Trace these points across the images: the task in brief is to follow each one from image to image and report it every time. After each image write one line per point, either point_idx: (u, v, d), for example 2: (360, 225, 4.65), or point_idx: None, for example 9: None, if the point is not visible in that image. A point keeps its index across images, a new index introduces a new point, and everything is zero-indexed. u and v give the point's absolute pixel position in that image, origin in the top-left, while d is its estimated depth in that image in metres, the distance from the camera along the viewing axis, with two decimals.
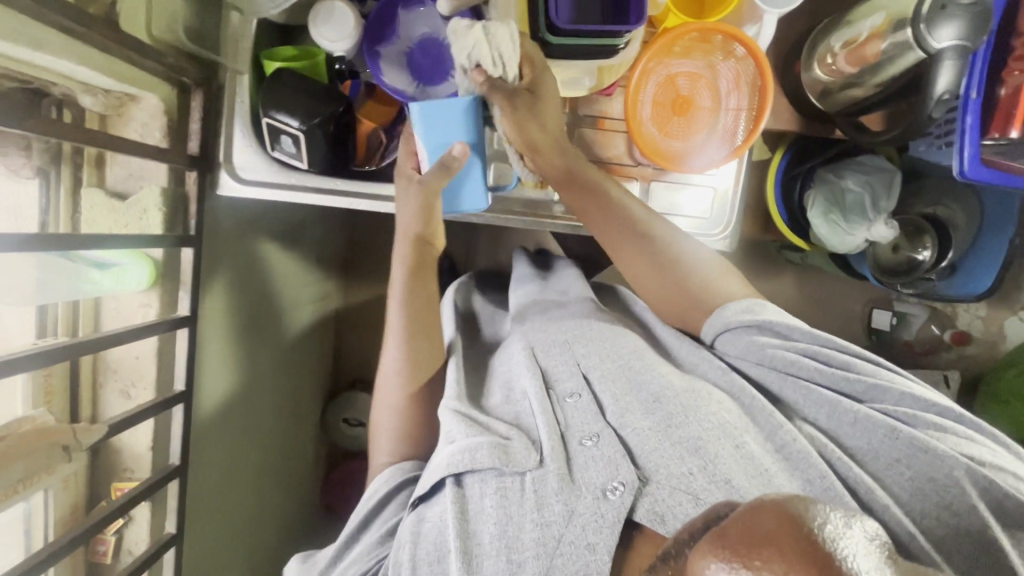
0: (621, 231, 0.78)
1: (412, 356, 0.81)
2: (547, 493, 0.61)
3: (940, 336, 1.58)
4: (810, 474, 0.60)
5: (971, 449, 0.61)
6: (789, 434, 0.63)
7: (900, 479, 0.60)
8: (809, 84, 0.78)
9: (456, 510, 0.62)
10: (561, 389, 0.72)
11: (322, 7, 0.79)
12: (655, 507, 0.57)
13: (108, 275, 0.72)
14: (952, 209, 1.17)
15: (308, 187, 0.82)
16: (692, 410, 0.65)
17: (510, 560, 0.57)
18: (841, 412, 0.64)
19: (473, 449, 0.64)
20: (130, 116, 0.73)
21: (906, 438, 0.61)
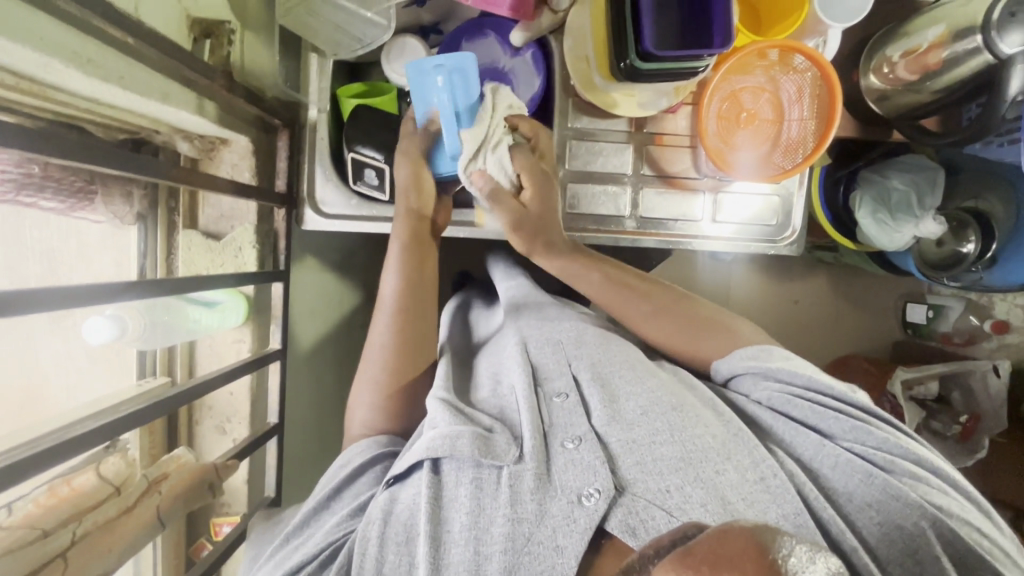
0: (627, 300, 0.78)
1: (401, 333, 0.77)
2: (523, 490, 0.58)
3: (978, 326, 1.57)
4: (785, 506, 0.57)
5: (941, 499, 0.59)
6: (771, 465, 0.61)
7: (870, 524, 0.58)
8: (866, 90, 0.82)
9: (431, 496, 0.60)
10: (551, 388, 0.70)
11: (394, 44, 0.82)
12: (628, 520, 0.55)
13: (215, 314, 0.73)
14: (992, 202, 1.19)
15: (387, 218, 0.84)
16: (677, 428, 0.63)
17: (477, 552, 0.55)
18: (824, 453, 0.63)
19: (455, 437, 0.61)
20: (220, 159, 0.76)
21: (881, 483, 0.59)
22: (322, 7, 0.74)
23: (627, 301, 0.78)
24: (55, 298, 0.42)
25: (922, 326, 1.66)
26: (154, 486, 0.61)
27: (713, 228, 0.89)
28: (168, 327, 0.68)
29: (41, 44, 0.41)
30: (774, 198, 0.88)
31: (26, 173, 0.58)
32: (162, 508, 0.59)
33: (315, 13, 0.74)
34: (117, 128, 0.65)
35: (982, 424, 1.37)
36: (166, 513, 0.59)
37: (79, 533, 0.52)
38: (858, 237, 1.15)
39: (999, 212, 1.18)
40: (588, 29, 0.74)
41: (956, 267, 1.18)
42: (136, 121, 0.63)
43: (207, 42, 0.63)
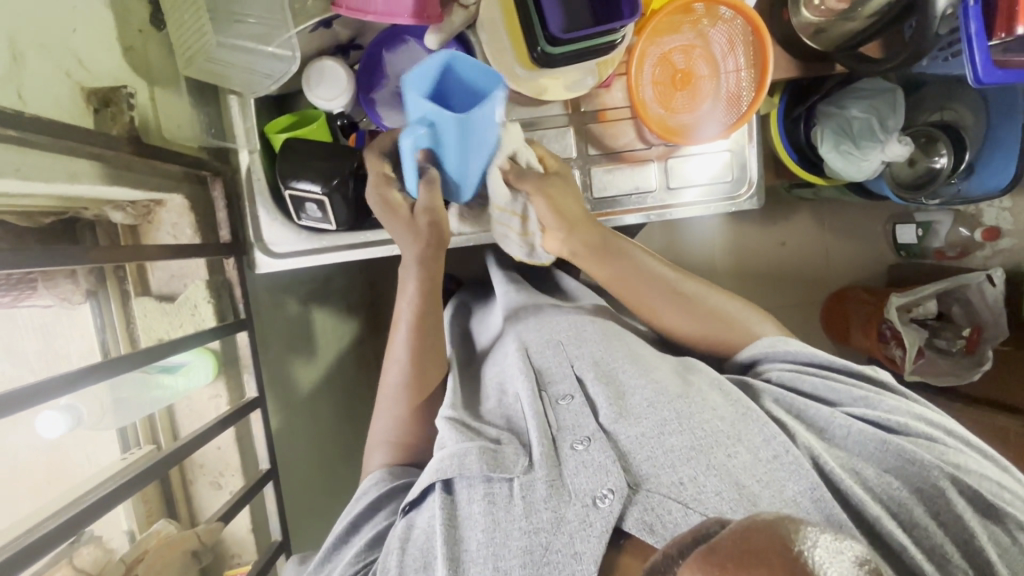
0: (644, 284, 0.78)
1: (416, 356, 0.76)
2: (536, 500, 0.57)
3: (969, 237, 1.53)
4: (802, 481, 0.56)
5: (958, 458, 0.58)
6: (783, 442, 0.59)
7: (889, 488, 0.56)
8: (800, 27, 0.78)
9: (445, 517, 0.59)
10: (556, 392, 0.69)
11: (312, 70, 0.80)
12: (646, 517, 0.54)
13: (180, 377, 0.73)
14: (961, 111, 1.16)
15: (340, 245, 0.83)
16: (684, 416, 0.62)
17: (497, 568, 0.54)
18: (833, 425, 0.63)
19: (462, 454, 0.61)
20: (160, 221, 0.75)
21: (895, 448, 0.58)
22: (218, 52, 0.71)
23: (646, 287, 0.78)
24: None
25: (914, 247, 1.63)
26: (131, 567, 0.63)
27: (670, 195, 0.87)
28: (126, 402, 0.68)
29: None
30: (726, 154, 0.86)
31: None
32: None
33: (213, 59, 0.72)
34: (41, 212, 0.64)
35: (985, 334, 1.35)
36: None
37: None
38: (827, 173, 1.13)
39: (969, 122, 1.15)
40: (500, 22, 0.73)
41: (933, 184, 1.16)
42: (54, 203, 0.62)
43: (108, 110, 0.61)
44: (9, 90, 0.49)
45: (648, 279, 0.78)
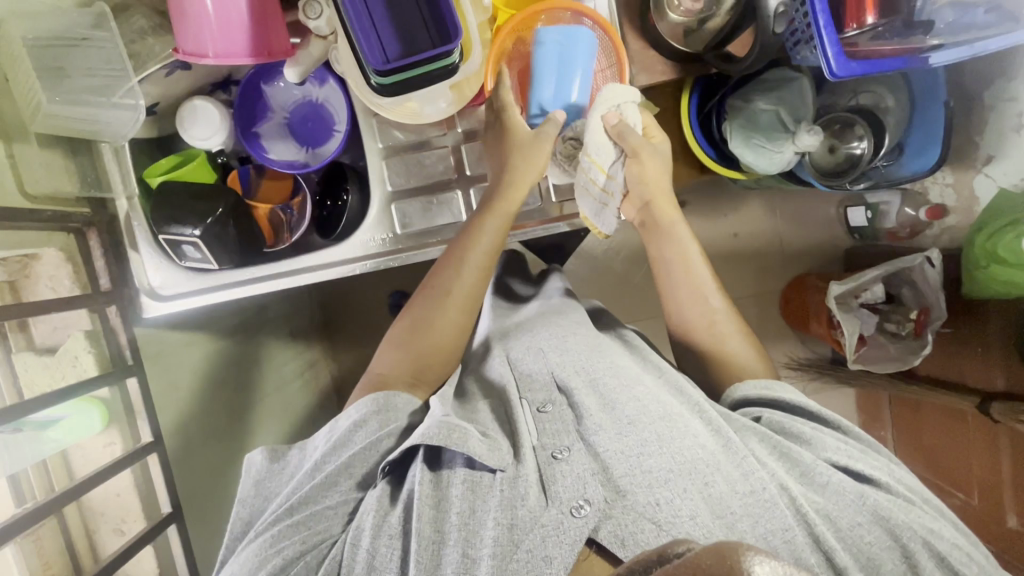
0: (668, 270, 0.83)
1: (423, 313, 0.79)
2: (515, 496, 0.59)
3: (916, 217, 1.51)
4: (775, 521, 0.57)
5: (935, 524, 0.60)
6: (759, 477, 0.59)
7: (859, 542, 0.59)
8: (666, 31, 0.77)
9: (426, 494, 0.61)
10: (533, 400, 0.70)
11: (184, 110, 0.80)
12: (617, 530, 0.56)
13: (61, 431, 0.72)
14: (878, 93, 1.14)
15: (226, 284, 0.83)
16: (665, 439, 0.61)
17: (466, 555, 0.56)
18: (814, 474, 0.62)
19: (455, 432, 0.62)
20: (36, 275, 0.74)
21: (874, 502, 0.59)
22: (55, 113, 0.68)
23: (673, 268, 0.82)
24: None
25: (866, 229, 1.62)
26: None
27: (560, 206, 0.87)
28: (17, 452, 0.67)
29: None
30: None
31: None
32: None
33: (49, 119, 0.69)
34: None
35: (931, 316, 1.32)
36: None
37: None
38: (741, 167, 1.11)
39: (889, 102, 1.13)
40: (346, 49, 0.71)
41: (854, 170, 1.12)
42: None
43: None
44: None
45: (681, 267, 0.82)
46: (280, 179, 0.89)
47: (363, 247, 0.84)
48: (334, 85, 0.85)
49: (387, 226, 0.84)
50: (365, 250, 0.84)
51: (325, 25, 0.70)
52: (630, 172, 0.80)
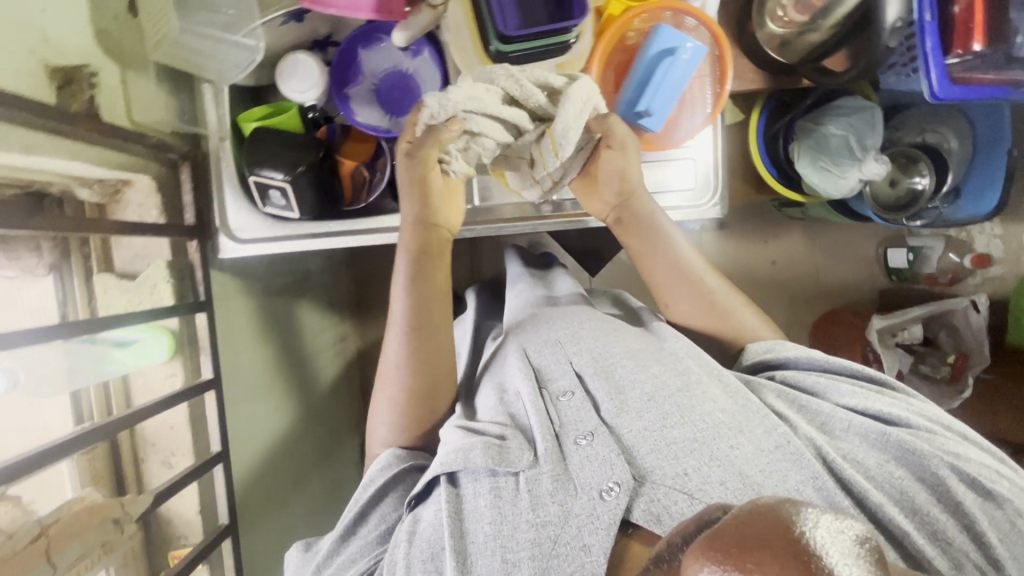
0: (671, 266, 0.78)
1: (411, 352, 0.74)
2: (542, 494, 0.59)
3: (960, 263, 1.52)
4: (803, 471, 0.57)
5: (957, 446, 0.60)
6: (784, 433, 0.60)
7: (891, 479, 0.59)
8: (765, 39, 0.78)
9: (451, 510, 0.60)
10: (555, 388, 0.70)
11: (286, 63, 0.83)
12: (651, 508, 0.56)
13: (131, 353, 0.74)
14: (943, 134, 1.15)
15: (302, 234, 0.85)
16: (685, 410, 0.62)
17: (505, 560, 0.55)
18: (834, 420, 0.64)
19: (467, 449, 0.62)
20: (127, 200, 0.77)
21: (897, 440, 0.60)
22: (183, 38, 0.73)
23: (660, 256, 0.78)
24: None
25: (905, 271, 1.57)
26: (43, 530, 0.60)
27: None
28: (79, 369, 0.70)
29: None
30: (692, 163, 0.85)
31: None
32: (52, 551, 0.58)
33: (178, 44, 0.74)
34: (5, 183, 0.65)
35: (970, 361, 1.32)
36: (57, 555, 0.59)
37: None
38: (804, 189, 1.12)
39: (953, 143, 1.14)
40: (461, 20, 0.75)
41: (912, 207, 1.14)
42: (17, 173, 0.64)
43: (70, 88, 0.63)
44: None
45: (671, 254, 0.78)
46: (363, 141, 0.90)
47: None
48: (429, 58, 0.84)
49: (466, 198, 0.85)
50: None
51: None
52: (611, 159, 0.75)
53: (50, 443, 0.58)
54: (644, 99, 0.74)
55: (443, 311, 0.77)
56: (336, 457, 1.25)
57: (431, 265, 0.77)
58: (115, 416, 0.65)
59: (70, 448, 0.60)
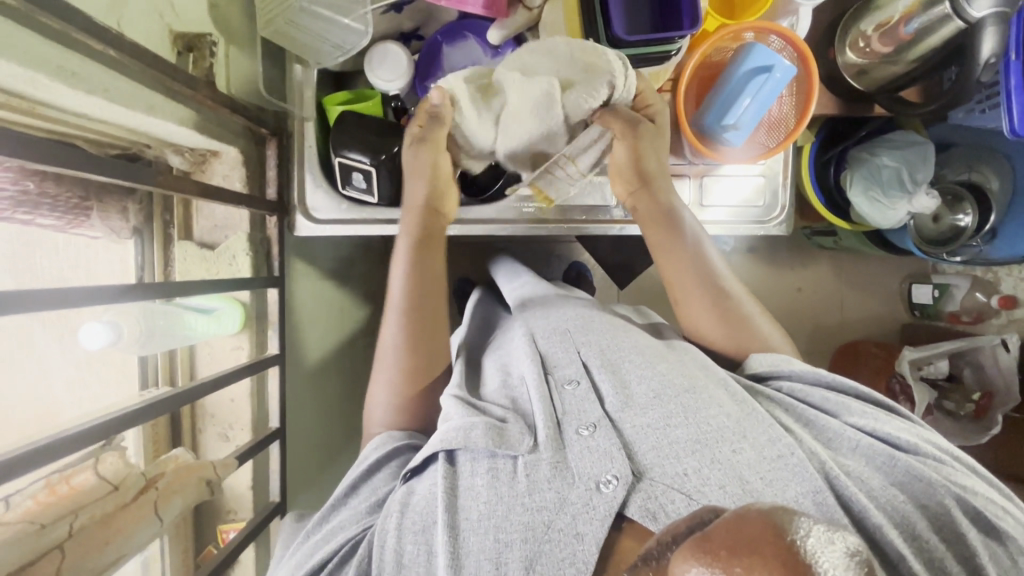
0: (693, 274, 0.76)
1: (410, 333, 0.73)
2: (540, 479, 0.55)
3: (986, 303, 1.46)
4: (805, 483, 0.53)
5: (965, 480, 0.57)
6: (788, 442, 0.57)
7: (896, 501, 0.54)
8: (843, 67, 0.81)
9: (447, 486, 0.56)
10: (560, 375, 0.67)
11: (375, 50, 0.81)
12: (647, 504, 0.52)
13: (208, 320, 0.73)
14: (987, 174, 1.18)
15: (376, 219, 0.85)
16: (691, 411, 0.60)
17: (497, 540, 0.51)
18: (841, 438, 0.61)
19: (468, 427, 0.59)
20: (212, 171, 0.78)
21: (904, 465, 0.57)
22: (301, 16, 0.75)
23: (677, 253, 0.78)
24: (20, 302, 0.40)
25: (929, 307, 1.57)
26: (151, 483, 0.61)
27: (702, 212, 0.89)
28: (156, 335, 0.68)
29: (25, 58, 0.43)
30: (758, 178, 0.88)
31: (22, 190, 0.60)
32: (159, 505, 0.59)
33: (292, 22, 0.75)
34: (108, 144, 0.66)
35: (995, 400, 1.33)
36: (164, 508, 0.59)
37: (76, 525, 0.51)
38: (853, 216, 1.15)
39: (995, 185, 1.16)
40: (563, 22, 0.77)
41: (956, 241, 1.15)
42: (127, 135, 0.65)
43: (190, 55, 0.65)
44: (110, 15, 0.52)
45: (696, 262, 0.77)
46: None
47: (512, 212, 0.88)
48: (512, 60, 0.83)
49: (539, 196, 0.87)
50: (515, 215, 0.88)
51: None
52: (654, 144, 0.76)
53: (130, 407, 0.53)
54: (732, 112, 0.75)
55: (438, 291, 0.77)
56: None
57: (430, 254, 0.77)
58: (193, 384, 0.60)
59: (152, 414, 0.55)
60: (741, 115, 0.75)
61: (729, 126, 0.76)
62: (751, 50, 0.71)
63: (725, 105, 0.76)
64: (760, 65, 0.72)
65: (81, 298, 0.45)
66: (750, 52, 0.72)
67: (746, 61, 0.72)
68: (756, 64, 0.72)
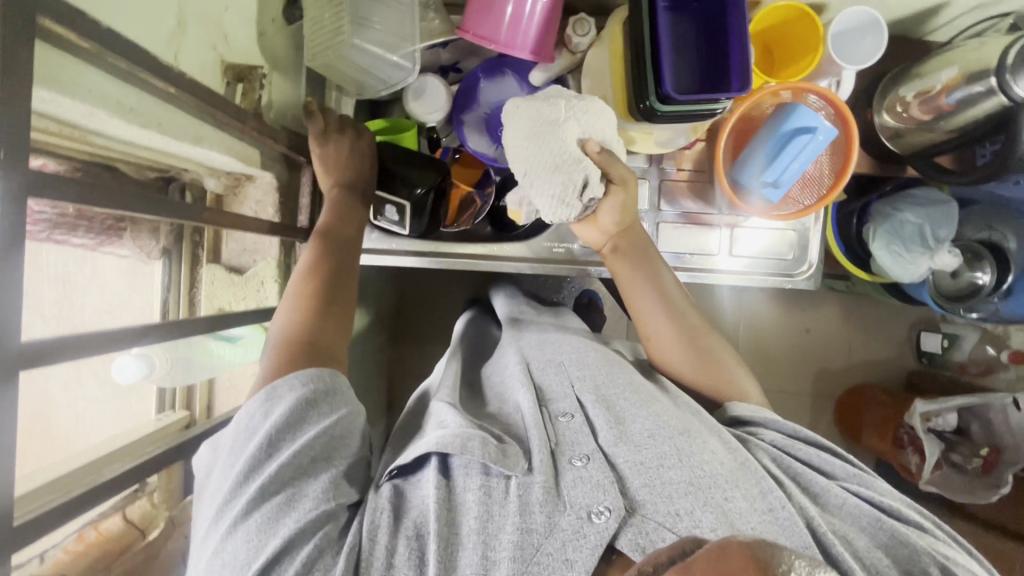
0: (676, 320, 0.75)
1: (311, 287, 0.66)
2: (531, 501, 0.54)
3: (995, 356, 1.47)
4: (795, 539, 0.53)
5: (947, 549, 0.57)
6: (779, 496, 0.56)
7: (881, 563, 0.54)
8: (880, 128, 0.82)
9: (439, 497, 0.54)
10: (555, 408, 0.66)
11: (415, 83, 0.80)
12: (639, 539, 0.51)
13: (237, 348, 0.72)
14: (1005, 234, 1.17)
15: (406, 250, 0.86)
16: (685, 453, 0.58)
17: (485, 556, 0.50)
18: (829, 496, 0.61)
19: (466, 436, 0.57)
20: (245, 195, 0.77)
21: (889, 529, 0.57)
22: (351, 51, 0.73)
23: (645, 289, 0.75)
24: (66, 349, 0.38)
25: (937, 355, 1.55)
26: None
27: (728, 261, 0.89)
28: (192, 364, 0.68)
29: (89, 95, 0.43)
30: (778, 233, 0.88)
31: (61, 213, 0.59)
32: None
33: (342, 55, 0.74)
34: (146, 166, 0.65)
35: (1003, 457, 1.30)
36: None
37: None
38: (873, 269, 1.15)
39: (1012, 244, 1.15)
40: (607, 69, 0.75)
41: (972, 299, 1.16)
42: (166, 159, 0.63)
43: (239, 86, 0.64)
44: (168, 48, 0.52)
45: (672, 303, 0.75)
46: (473, 164, 0.89)
47: (541, 251, 0.87)
48: None
49: (568, 237, 0.86)
50: (546, 254, 0.87)
51: (586, 42, 0.76)
52: (612, 199, 0.70)
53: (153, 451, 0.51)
54: (774, 171, 0.75)
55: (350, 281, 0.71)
56: None
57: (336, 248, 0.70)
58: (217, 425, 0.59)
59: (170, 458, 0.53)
60: (780, 172, 0.75)
61: (767, 182, 0.77)
62: (795, 110, 0.71)
63: (764, 161, 0.76)
64: (804, 126, 0.72)
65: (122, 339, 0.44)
66: (794, 112, 0.72)
67: (789, 120, 0.72)
68: (801, 125, 0.72)
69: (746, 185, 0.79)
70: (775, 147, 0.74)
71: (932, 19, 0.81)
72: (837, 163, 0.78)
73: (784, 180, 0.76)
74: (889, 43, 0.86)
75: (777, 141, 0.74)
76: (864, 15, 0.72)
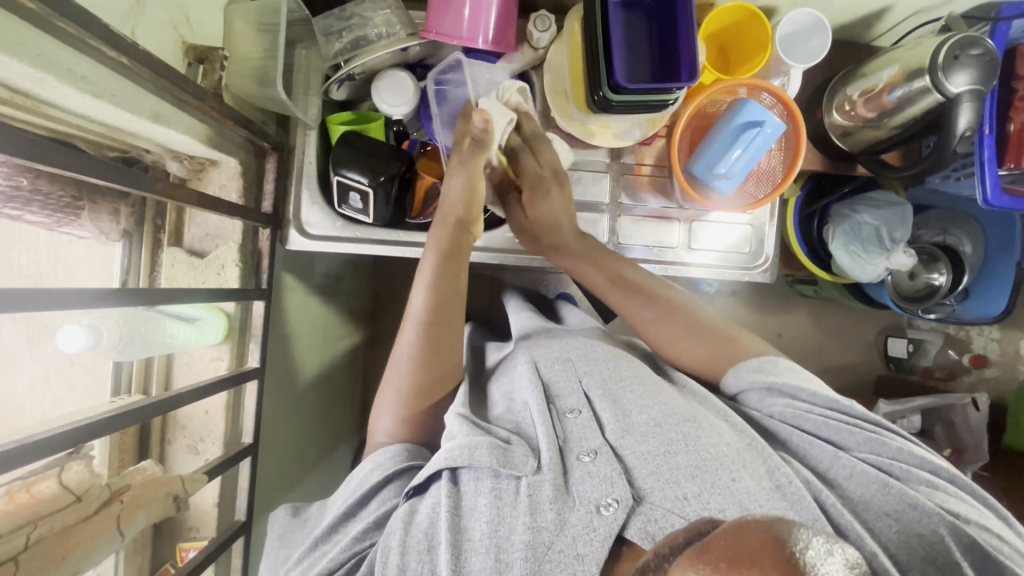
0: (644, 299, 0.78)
1: (434, 309, 0.73)
2: (541, 500, 0.55)
3: (957, 360, 1.52)
4: (804, 512, 0.55)
5: (959, 507, 0.58)
6: (786, 472, 0.58)
7: (888, 530, 0.56)
8: (830, 128, 0.86)
9: (450, 506, 0.56)
10: (562, 404, 0.66)
11: (385, 75, 0.81)
12: (648, 527, 0.52)
13: (194, 329, 0.73)
14: (960, 237, 1.21)
15: (371, 239, 0.86)
16: (691, 437, 0.60)
17: (498, 559, 0.52)
18: (839, 464, 0.61)
19: (472, 446, 0.58)
20: (209, 179, 0.77)
21: (898, 493, 0.58)
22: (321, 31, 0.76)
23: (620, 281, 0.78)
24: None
25: (904, 361, 1.56)
26: (115, 495, 0.61)
27: (687, 254, 0.91)
28: (146, 339, 0.68)
29: (38, 60, 0.44)
30: (737, 228, 0.91)
31: (14, 185, 0.60)
32: (122, 519, 0.59)
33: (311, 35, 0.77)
34: (106, 145, 0.66)
35: (964, 457, 1.32)
36: (127, 523, 0.59)
37: (34, 536, 0.52)
38: (834, 268, 1.18)
39: (968, 249, 1.20)
40: (565, 62, 0.78)
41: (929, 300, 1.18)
42: (126, 138, 0.64)
43: (200, 66, 0.66)
44: (126, 23, 0.54)
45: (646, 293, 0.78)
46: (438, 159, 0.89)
47: (505, 242, 0.87)
48: None
49: None
50: (509, 245, 0.88)
51: (546, 38, 0.79)
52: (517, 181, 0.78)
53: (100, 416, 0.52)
54: (724, 162, 0.78)
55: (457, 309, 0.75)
56: (336, 469, 1.20)
57: (450, 267, 0.74)
58: (169, 394, 0.60)
59: (127, 421, 0.55)
60: (732, 164, 0.78)
61: (720, 175, 0.79)
62: (744, 103, 0.74)
63: (717, 154, 0.78)
64: (753, 118, 0.74)
65: (58, 300, 0.44)
66: (743, 105, 0.75)
67: (738, 113, 0.75)
68: (751, 117, 0.74)
69: (701, 178, 0.81)
70: (726, 139, 0.77)
71: (877, 25, 0.85)
72: (787, 158, 0.81)
73: (737, 171, 0.78)
74: (838, 47, 0.90)
75: (727, 133, 0.76)
76: (809, 17, 0.75)
